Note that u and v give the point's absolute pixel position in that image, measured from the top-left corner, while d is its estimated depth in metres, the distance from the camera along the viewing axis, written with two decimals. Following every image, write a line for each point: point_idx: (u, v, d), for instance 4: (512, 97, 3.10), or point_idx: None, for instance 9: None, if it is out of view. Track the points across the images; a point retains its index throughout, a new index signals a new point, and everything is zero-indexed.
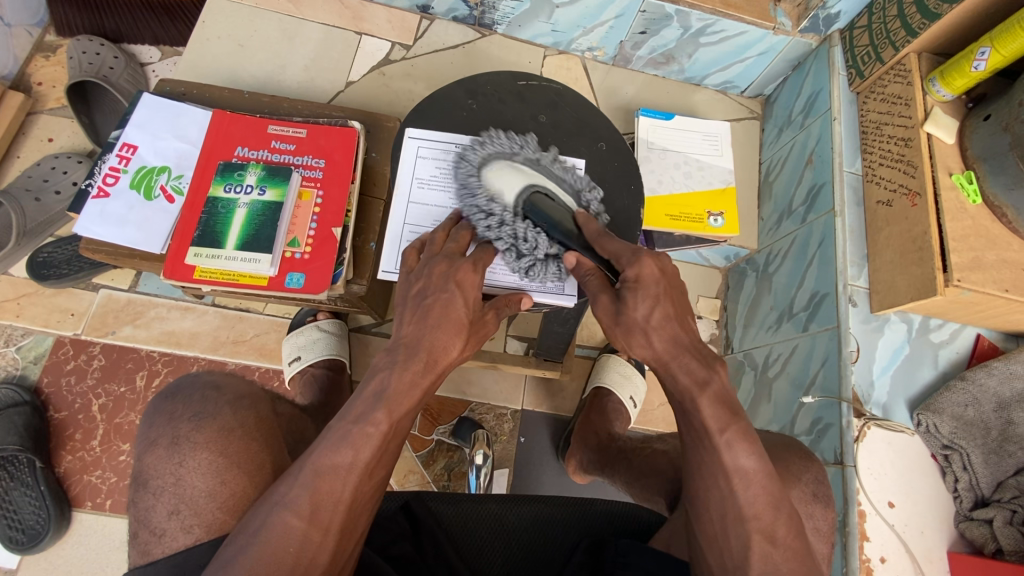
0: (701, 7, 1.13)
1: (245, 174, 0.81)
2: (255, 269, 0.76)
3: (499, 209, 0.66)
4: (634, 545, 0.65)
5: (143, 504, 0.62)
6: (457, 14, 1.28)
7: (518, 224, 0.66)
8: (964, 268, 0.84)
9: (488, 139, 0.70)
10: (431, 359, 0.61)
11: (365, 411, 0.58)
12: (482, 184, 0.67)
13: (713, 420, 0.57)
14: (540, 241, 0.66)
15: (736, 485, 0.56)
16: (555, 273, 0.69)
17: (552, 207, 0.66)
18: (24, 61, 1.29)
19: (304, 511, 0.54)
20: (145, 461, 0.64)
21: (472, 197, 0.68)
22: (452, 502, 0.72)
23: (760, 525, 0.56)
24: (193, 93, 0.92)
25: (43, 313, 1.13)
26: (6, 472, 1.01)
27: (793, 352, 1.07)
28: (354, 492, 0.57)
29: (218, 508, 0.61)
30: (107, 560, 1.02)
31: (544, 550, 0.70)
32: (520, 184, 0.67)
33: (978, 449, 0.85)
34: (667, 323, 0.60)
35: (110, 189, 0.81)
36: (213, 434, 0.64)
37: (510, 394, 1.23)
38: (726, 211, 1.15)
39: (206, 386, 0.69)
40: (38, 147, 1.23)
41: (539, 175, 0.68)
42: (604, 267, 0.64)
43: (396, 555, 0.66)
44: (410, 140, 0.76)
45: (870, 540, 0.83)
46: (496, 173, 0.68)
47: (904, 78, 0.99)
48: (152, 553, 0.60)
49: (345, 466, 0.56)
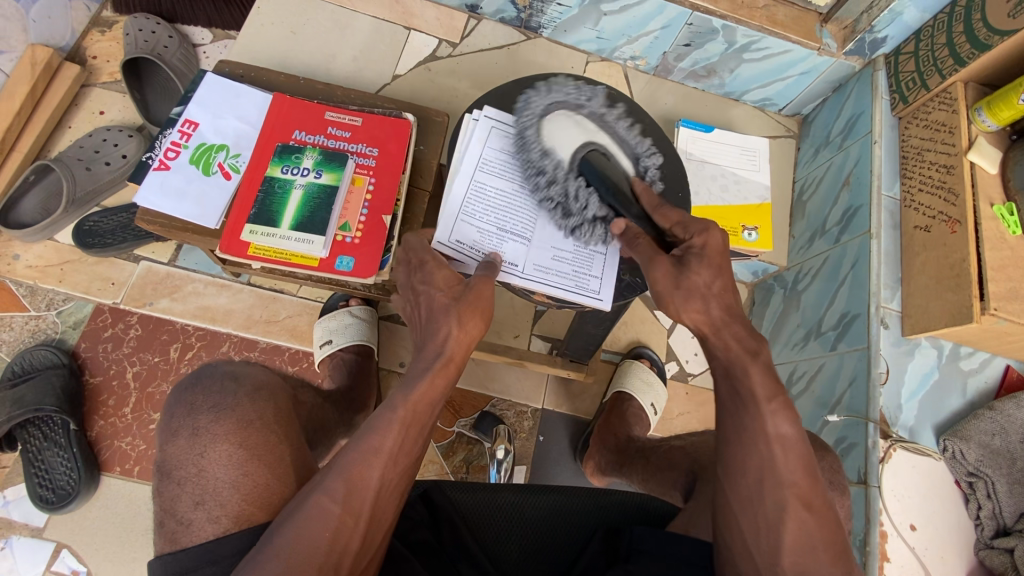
0: (749, 23, 1.14)
1: (302, 157, 0.84)
2: (308, 250, 0.79)
3: (552, 167, 0.71)
4: (647, 531, 0.66)
5: (168, 494, 0.61)
6: (504, 16, 1.31)
7: (570, 181, 0.70)
8: (1002, 298, 0.85)
9: (555, 91, 0.76)
10: (444, 352, 0.64)
11: (388, 399, 0.62)
12: (539, 141, 0.72)
13: (762, 387, 0.59)
14: (590, 201, 0.70)
15: (777, 451, 0.57)
16: (601, 237, 0.72)
17: (607, 164, 0.69)
18: (81, 35, 1.33)
19: (339, 495, 0.56)
20: (167, 451, 0.64)
21: (528, 152, 0.73)
22: (470, 492, 0.72)
23: (798, 491, 0.57)
24: (250, 76, 0.94)
25: (85, 280, 1.15)
26: (41, 432, 1.04)
27: (820, 371, 1.08)
28: (382, 478, 0.58)
29: (243, 500, 0.60)
30: (131, 526, 1.04)
31: (558, 541, 0.70)
32: (578, 140, 0.72)
33: (1003, 478, 0.86)
34: (725, 292, 0.62)
35: (170, 163, 0.84)
36: (232, 426, 0.63)
37: (531, 393, 1.24)
38: (760, 226, 1.16)
39: (226, 376, 0.68)
40: (89, 119, 1.26)
41: (599, 131, 0.73)
42: (656, 235, 0.66)
43: (416, 541, 0.66)
44: (481, 119, 0.76)
45: (890, 561, 0.84)
46: (556, 128, 0.73)
47: (950, 105, 1.00)
48: (179, 542, 0.59)
49: (375, 451, 0.59)
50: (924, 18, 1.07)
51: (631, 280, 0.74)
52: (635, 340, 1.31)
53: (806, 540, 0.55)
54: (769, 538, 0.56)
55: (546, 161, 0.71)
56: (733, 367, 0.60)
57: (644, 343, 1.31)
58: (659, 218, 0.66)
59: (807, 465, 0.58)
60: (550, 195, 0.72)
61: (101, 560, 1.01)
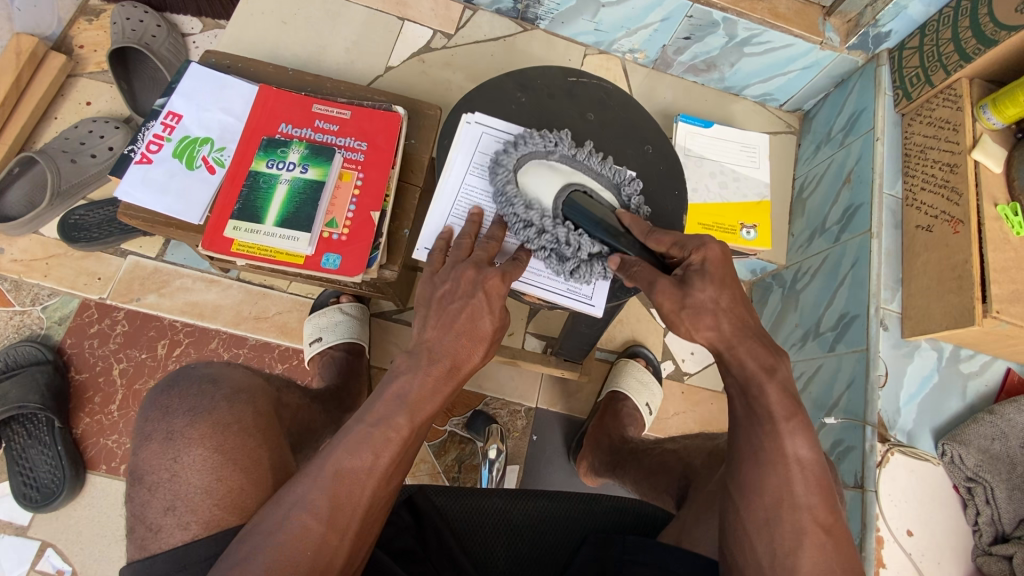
0: (750, 16, 1.11)
1: (289, 151, 0.81)
2: (293, 247, 0.76)
3: (538, 216, 0.66)
4: (640, 542, 0.64)
5: (138, 499, 0.60)
6: (501, 6, 1.28)
7: (559, 228, 0.66)
8: (1004, 300, 0.84)
9: (519, 139, 0.70)
10: (455, 365, 0.62)
11: (387, 413, 0.58)
12: (517, 194, 0.67)
13: (779, 407, 0.55)
14: (582, 242, 0.66)
15: (795, 473, 0.54)
16: (600, 273, 0.68)
17: (593, 204, 0.66)
18: (68, 24, 1.30)
19: (323, 514, 0.53)
20: (140, 455, 0.62)
21: (509, 208, 0.67)
22: (455, 497, 0.70)
23: (815, 515, 0.53)
24: (237, 66, 0.91)
25: (70, 275, 1.13)
26: (24, 429, 1.03)
27: (818, 371, 1.06)
28: (372, 497, 0.56)
29: (215, 505, 0.58)
30: (116, 525, 1.02)
31: (547, 547, 0.68)
32: (558, 184, 0.68)
33: (1002, 484, 0.85)
34: (735, 307, 0.59)
35: (152, 156, 0.82)
36: (208, 429, 0.61)
37: (524, 392, 1.22)
38: (759, 224, 1.14)
39: (203, 379, 0.66)
40: (75, 110, 1.23)
41: (574, 172, 0.69)
42: (656, 260, 0.64)
43: (399, 550, 0.64)
44: (472, 123, 0.75)
45: (886, 567, 0.83)
46: (532, 178, 0.68)
47: (954, 102, 0.97)
48: (148, 549, 0.57)
49: (369, 470, 0.56)
50: (929, 12, 1.04)
51: (626, 279, 0.72)
52: (631, 339, 1.29)
53: (823, 566, 0.51)
54: (787, 562, 0.52)
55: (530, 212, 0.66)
56: (751, 385, 0.57)
57: (640, 342, 1.29)
58: (654, 244, 0.64)
59: (827, 491, 0.54)
60: (541, 244, 0.67)
61: (85, 559, 1.00)
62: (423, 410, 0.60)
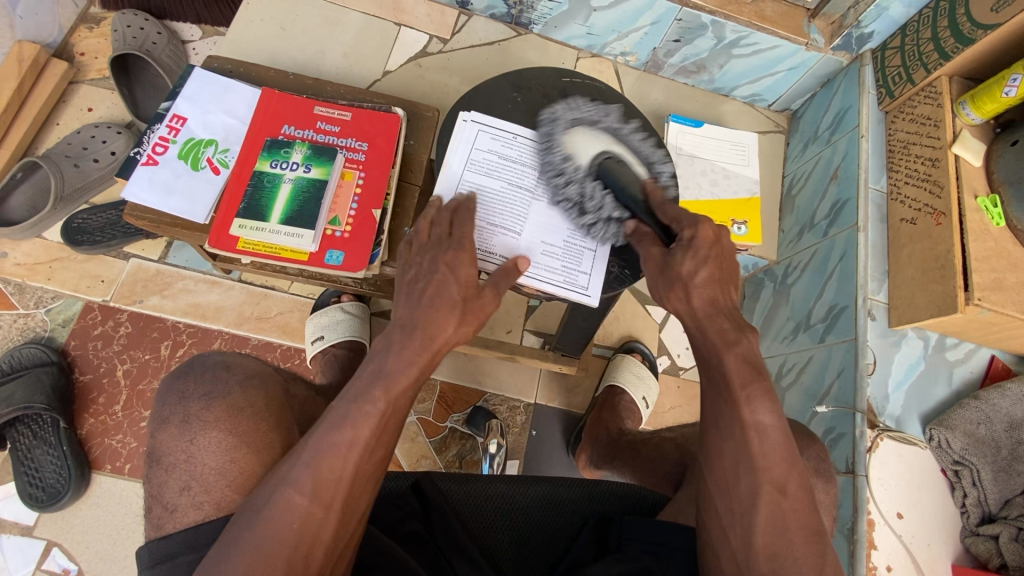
0: (737, 18, 1.14)
1: (291, 152, 0.84)
2: (297, 244, 0.79)
3: (571, 168, 0.73)
4: (637, 521, 0.66)
5: (155, 480, 0.62)
6: (495, 12, 1.31)
7: (587, 182, 0.72)
8: (985, 288, 0.86)
9: (579, 107, 0.78)
10: (427, 337, 0.62)
11: (363, 390, 0.58)
12: (562, 147, 0.75)
13: (735, 375, 0.57)
14: (604, 201, 0.72)
15: (752, 437, 0.56)
16: (614, 235, 0.74)
17: (620, 168, 0.71)
18: (69, 31, 1.32)
19: (307, 488, 0.54)
20: (158, 438, 0.63)
21: (551, 155, 0.75)
22: (462, 482, 0.72)
23: (771, 475, 0.55)
24: (239, 71, 0.94)
25: (74, 278, 1.15)
26: (30, 430, 1.04)
27: (809, 363, 1.09)
28: (356, 468, 0.56)
29: (226, 485, 0.60)
30: (120, 524, 1.03)
31: (549, 530, 0.70)
32: (598, 146, 0.74)
33: (988, 466, 0.87)
34: (710, 284, 0.61)
35: (158, 158, 0.84)
36: (223, 412, 0.63)
37: (523, 387, 1.25)
38: (749, 220, 1.18)
39: (217, 365, 0.68)
40: (77, 116, 1.25)
41: (616, 142, 0.76)
42: (660, 230, 0.66)
43: (407, 533, 0.67)
44: (469, 122, 0.78)
45: (877, 549, 0.85)
46: (580, 137, 0.75)
47: (934, 100, 1.01)
48: (164, 528, 0.59)
49: (349, 443, 0.56)
50: (909, 13, 1.08)
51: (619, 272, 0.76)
52: (627, 335, 1.32)
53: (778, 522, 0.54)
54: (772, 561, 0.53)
55: (563, 164, 0.74)
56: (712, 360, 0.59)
57: (636, 337, 1.31)
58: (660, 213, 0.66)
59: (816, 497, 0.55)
60: (567, 194, 0.74)
61: (91, 558, 1.01)
62: (400, 389, 0.60)
